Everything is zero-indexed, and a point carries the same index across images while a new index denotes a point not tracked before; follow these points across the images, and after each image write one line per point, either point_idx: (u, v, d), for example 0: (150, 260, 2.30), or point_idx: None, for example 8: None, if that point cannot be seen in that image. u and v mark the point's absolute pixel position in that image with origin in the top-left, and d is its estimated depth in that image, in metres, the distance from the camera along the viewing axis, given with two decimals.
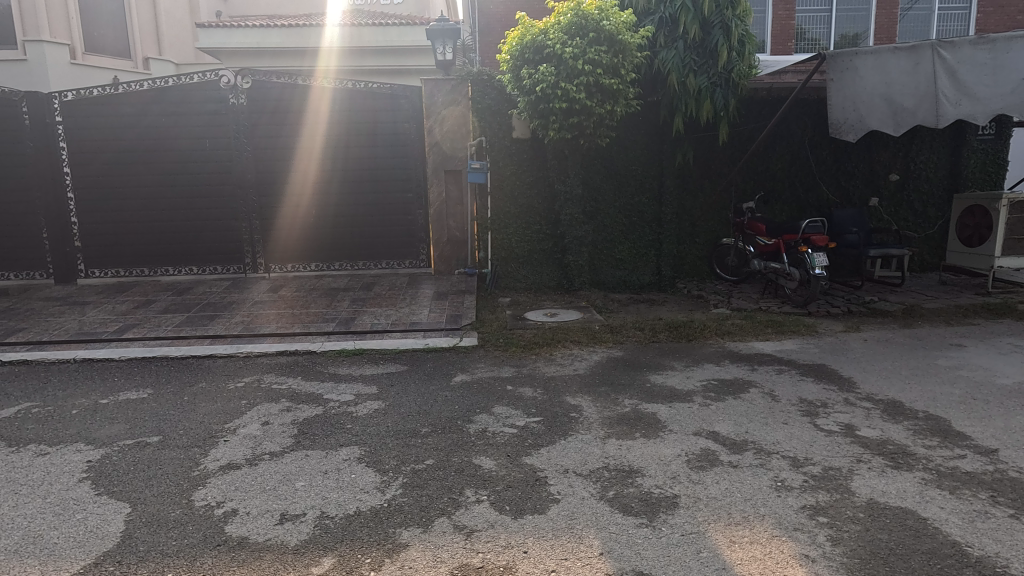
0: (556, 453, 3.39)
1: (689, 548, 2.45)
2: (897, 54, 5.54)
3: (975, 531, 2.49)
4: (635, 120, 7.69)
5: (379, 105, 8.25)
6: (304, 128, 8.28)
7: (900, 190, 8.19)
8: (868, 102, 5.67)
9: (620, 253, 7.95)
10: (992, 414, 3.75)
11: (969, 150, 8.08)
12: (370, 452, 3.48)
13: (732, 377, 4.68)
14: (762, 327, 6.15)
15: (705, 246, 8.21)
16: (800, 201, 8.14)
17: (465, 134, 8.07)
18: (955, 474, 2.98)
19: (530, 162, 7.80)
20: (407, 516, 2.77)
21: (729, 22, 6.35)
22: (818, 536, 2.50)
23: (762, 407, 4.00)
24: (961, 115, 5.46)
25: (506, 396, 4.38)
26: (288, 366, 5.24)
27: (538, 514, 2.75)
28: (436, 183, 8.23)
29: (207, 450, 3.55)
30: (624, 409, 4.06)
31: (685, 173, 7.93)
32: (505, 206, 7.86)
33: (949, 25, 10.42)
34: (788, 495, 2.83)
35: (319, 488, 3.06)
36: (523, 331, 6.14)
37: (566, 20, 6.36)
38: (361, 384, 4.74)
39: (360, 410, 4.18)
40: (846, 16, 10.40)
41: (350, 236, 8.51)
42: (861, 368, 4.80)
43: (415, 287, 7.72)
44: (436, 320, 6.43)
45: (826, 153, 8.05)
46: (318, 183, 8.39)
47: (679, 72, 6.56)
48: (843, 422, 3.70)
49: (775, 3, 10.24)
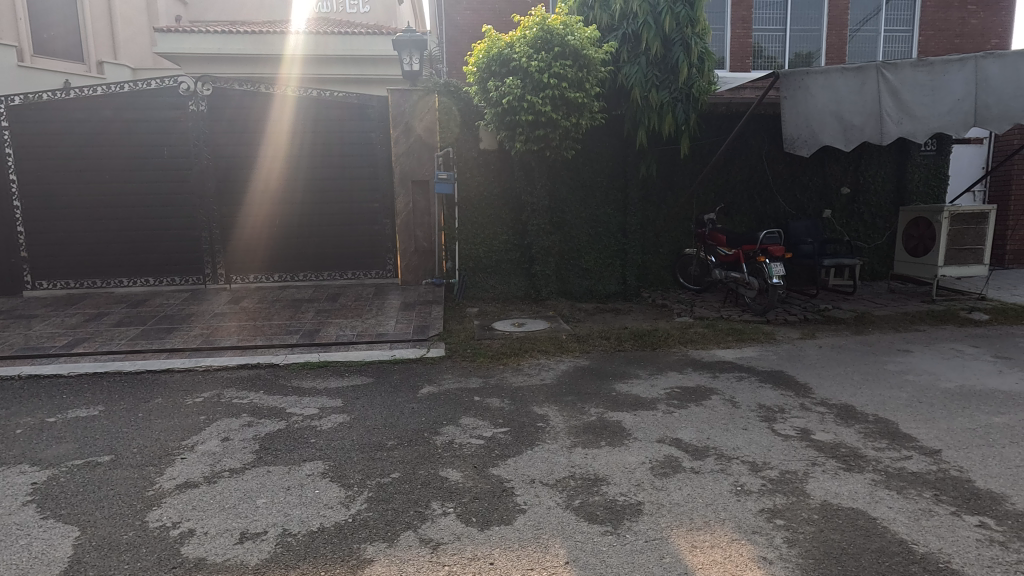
0: (523, 464, 3.40)
1: (652, 554, 2.50)
2: (845, 74, 5.81)
3: (920, 528, 2.62)
4: (599, 132, 7.86)
5: (345, 114, 8.19)
6: (268, 135, 8.14)
7: (851, 202, 8.57)
8: (819, 119, 5.88)
9: (586, 263, 8.07)
10: (935, 416, 3.95)
11: (913, 164, 8.52)
12: (336, 466, 3.43)
13: (694, 384, 4.79)
14: (723, 335, 6.32)
15: (669, 256, 8.40)
16: (758, 212, 8.42)
17: (431, 144, 8.07)
18: (903, 474, 3.13)
19: (497, 172, 7.85)
20: (373, 531, 2.73)
21: (689, 40, 6.56)
22: (775, 539, 2.58)
23: (723, 413, 4.11)
24: (903, 132, 5.78)
25: (473, 407, 4.38)
26: (250, 379, 5.11)
27: (504, 524, 2.76)
28: (403, 193, 8.17)
29: (163, 468, 3.42)
30: (590, 417, 4.11)
31: (649, 185, 8.11)
32: (472, 217, 7.88)
33: (894, 47, 11.01)
34: (747, 499, 2.92)
35: (282, 505, 2.99)
36: (490, 341, 6.15)
37: (532, 34, 6.45)
38: (326, 397, 4.66)
39: (324, 423, 4.11)
40: (800, 36, 10.88)
41: (317, 246, 8.38)
42: (816, 374, 4.98)
43: (382, 298, 7.64)
44: (403, 331, 6.38)
45: (782, 167, 8.37)
46: (284, 192, 8.27)
47: (642, 86, 6.75)
48: (799, 427, 3.83)
49: (734, 21, 10.62)
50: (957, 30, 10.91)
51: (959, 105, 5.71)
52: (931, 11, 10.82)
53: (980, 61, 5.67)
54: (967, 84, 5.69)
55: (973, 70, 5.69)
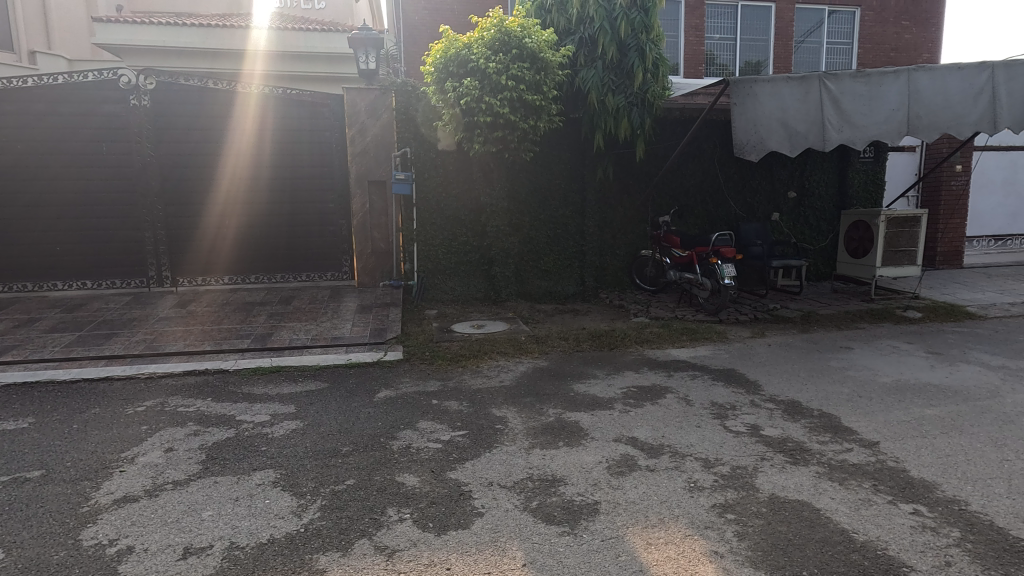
0: (481, 467, 3.38)
1: (608, 553, 2.52)
2: (791, 83, 6.04)
3: (860, 518, 2.74)
4: (557, 135, 7.93)
5: (307, 112, 8.02)
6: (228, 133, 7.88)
7: (797, 206, 8.93)
8: (767, 125, 6.08)
9: (545, 264, 8.14)
10: (874, 409, 4.15)
11: (853, 170, 8.96)
12: (287, 474, 3.32)
13: (650, 383, 4.88)
14: (677, 334, 6.47)
15: (625, 258, 8.54)
16: (710, 215, 8.67)
17: (388, 144, 7.95)
18: (844, 466, 3.27)
19: (455, 173, 7.80)
20: (325, 541, 2.66)
21: (644, 46, 6.70)
22: (726, 533, 2.65)
23: (677, 411, 4.20)
24: (844, 140, 6.07)
25: (431, 410, 4.32)
26: (197, 387, 4.90)
27: (461, 529, 2.74)
28: (359, 194, 8.03)
29: (100, 483, 3.24)
30: (548, 418, 4.12)
31: (606, 187, 8.24)
32: (431, 218, 7.80)
33: (835, 58, 11.56)
34: (700, 495, 2.99)
35: (229, 517, 2.87)
36: (449, 343, 6.10)
37: (490, 35, 6.44)
38: (278, 403, 4.51)
39: (275, 431, 3.98)
40: (749, 46, 11.28)
41: (285, 247, 8.20)
42: (765, 372, 5.16)
43: (338, 301, 7.48)
44: (360, 334, 6.25)
45: (733, 172, 8.65)
46: (248, 191, 8.05)
47: (599, 90, 6.86)
48: (749, 423, 3.96)
49: (687, 29, 10.91)
50: (892, 44, 11.54)
51: (893, 115, 6.04)
52: (868, 25, 11.41)
53: (912, 74, 6.01)
54: (901, 95, 6.02)
55: (906, 82, 6.02)
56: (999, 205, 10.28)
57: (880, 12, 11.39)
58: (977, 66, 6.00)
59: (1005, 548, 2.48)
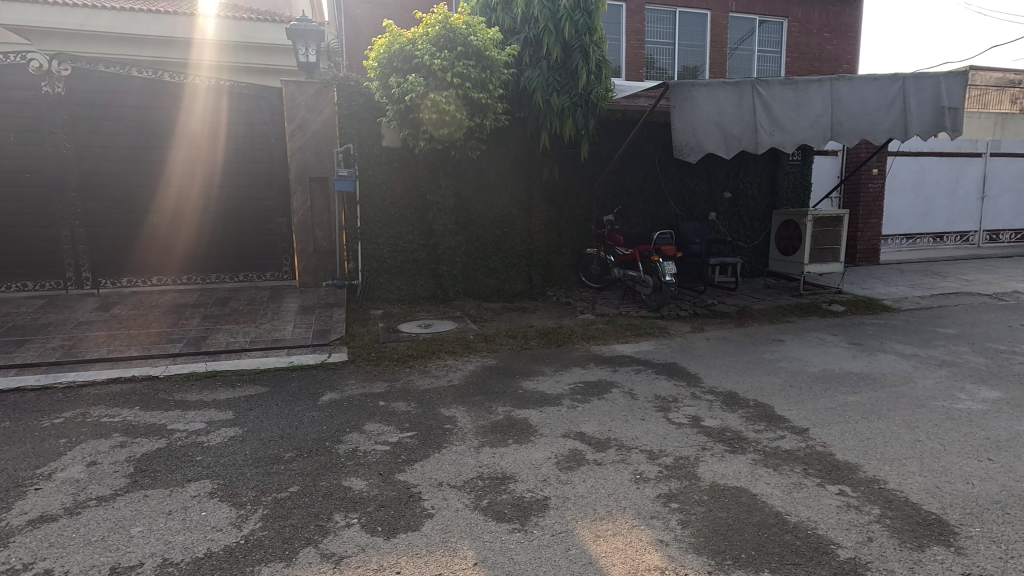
0: (430, 467, 3.34)
1: (559, 547, 2.56)
2: (726, 88, 6.30)
3: (793, 500, 2.91)
4: (504, 133, 7.95)
5: (255, 105, 7.77)
6: (172, 126, 7.53)
7: (732, 206, 9.35)
8: (704, 128, 6.32)
9: (492, 263, 8.15)
10: (803, 398, 4.41)
11: (783, 173, 9.47)
12: (226, 484, 3.17)
13: (597, 379, 4.98)
14: (622, 330, 6.63)
15: (571, 256, 8.68)
16: (652, 214, 8.94)
17: (331, 139, 7.70)
18: (778, 452, 3.46)
19: (401, 171, 7.67)
20: (268, 551, 2.56)
21: (587, 48, 6.81)
22: (671, 521, 2.74)
23: (623, 405, 4.31)
24: (774, 143, 6.40)
25: (379, 412, 4.24)
26: (123, 395, 4.59)
27: (411, 531, 2.70)
28: (299, 190, 7.76)
29: (11, 503, 2.98)
30: (498, 416, 4.13)
31: (552, 186, 8.35)
32: (376, 216, 7.63)
33: (765, 66, 12.17)
34: (646, 486, 3.08)
35: (161, 532, 2.71)
36: (396, 344, 5.99)
37: (434, 32, 6.37)
38: (214, 410, 4.29)
39: (212, 439, 3.79)
40: (686, 51, 11.69)
41: (240, 245, 7.93)
42: (705, 365, 5.38)
43: (278, 302, 7.20)
44: (302, 336, 6.04)
45: (673, 172, 8.95)
46: (197, 188, 7.71)
47: (544, 90, 6.93)
48: (690, 415, 4.11)
49: (628, 33, 11.19)
50: (816, 54, 12.27)
51: (818, 121, 6.42)
52: (795, 36, 12.08)
53: (834, 83, 6.40)
54: (825, 102, 6.41)
55: (829, 90, 6.41)
56: (910, 206, 11.14)
57: (805, 23, 12.10)
58: (891, 77, 6.46)
59: (918, 522, 2.69)
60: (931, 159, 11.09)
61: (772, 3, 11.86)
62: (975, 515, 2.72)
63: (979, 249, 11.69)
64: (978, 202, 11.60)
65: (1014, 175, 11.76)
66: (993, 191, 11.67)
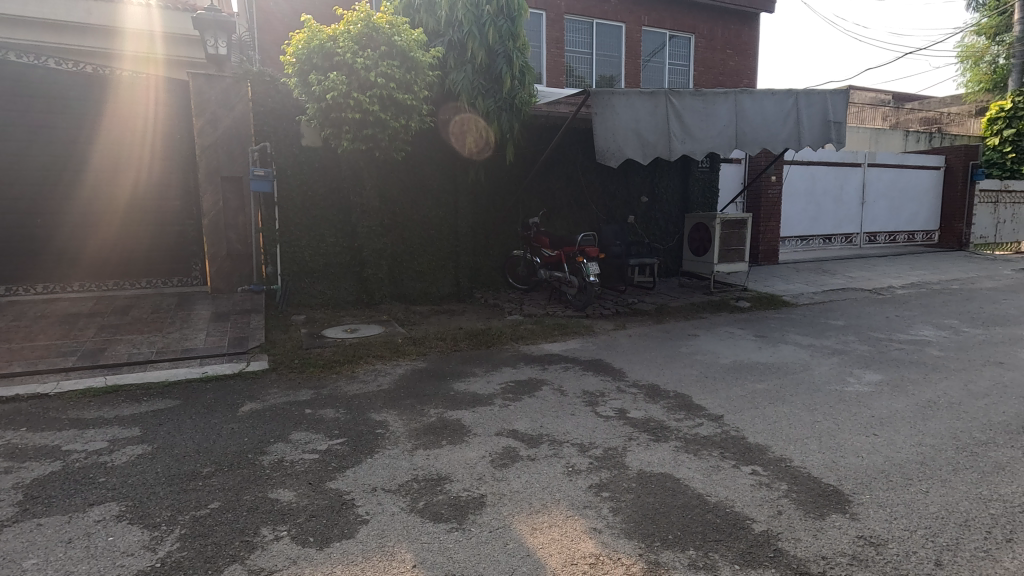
0: (363, 473, 3.27)
1: (497, 542, 2.59)
2: (642, 98, 6.62)
3: (712, 482, 3.13)
4: (428, 135, 7.91)
5: (166, 99, 7.48)
6: (69, 119, 7.14)
7: (649, 210, 9.84)
8: (623, 135, 6.58)
9: (419, 265, 8.07)
10: (717, 387, 4.74)
11: (694, 179, 10.09)
12: (136, 505, 2.93)
13: (527, 378, 5.07)
14: (549, 330, 6.79)
15: (498, 258, 8.76)
16: (575, 217, 9.22)
17: (246, 137, 7.29)
18: (697, 439, 3.70)
19: (322, 171, 7.41)
20: (189, 572, 2.40)
21: (511, 53, 6.91)
22: (602, 510, 2.86)
23: (553, 402, 4.43)
24: (686, 151, 6.82)
25: (305, 420, 4.07)
26: (6, 416, 4.11)
27: (345, 539, 2.63)
28: (209, 190, 7.31)
29: None
30: (430, 418, 4.11)
31: (478, 189, 8.41)
32: (296, 217, 7.33)
33: (676, 78, 12.92)
34: (578, 478, 3.19)
35: (61, 562, 2.47)
36: (320, 350, 5.79)
37: (356, 30, 6.23)
38: (117, 427, 3.94)
39: (116, 458, 3.49)
40: (604, 61, 12.18)
41: (156, 247, 7.59)
42: (628, 361, 5.63)
43: (188, 309, 6.72)
44: (216, 344, 5.68)
45: (594, 177, 9.29)
46: (108, 187, 7.38)
47: (469, 94, 6.96)
48: (616, 408, 4.29)
49: (549, 41, 11.48)
50: (720, 69, 13.19)
51: (724, 130, 6.92)
52: (702, 51, 12.92)
53: (738, 96, 6.93)
54: (730, 114, 6.92)
55: (734, 102, 6.93)
56: (803, 210, 12.23)
57: (710, 40, 12.98)
58: (786, 93, 7.09)
59: (819, 493, 2.98)
60: (820, 168, 12.24)
61: (680, 19, 12.61)
62: (865, 485, 3.06)
63: (860, 249, 13.04)
64: (859, 208, 12.94)
65: (887, 183, 13.22)
66: (870, 197, 13.06)
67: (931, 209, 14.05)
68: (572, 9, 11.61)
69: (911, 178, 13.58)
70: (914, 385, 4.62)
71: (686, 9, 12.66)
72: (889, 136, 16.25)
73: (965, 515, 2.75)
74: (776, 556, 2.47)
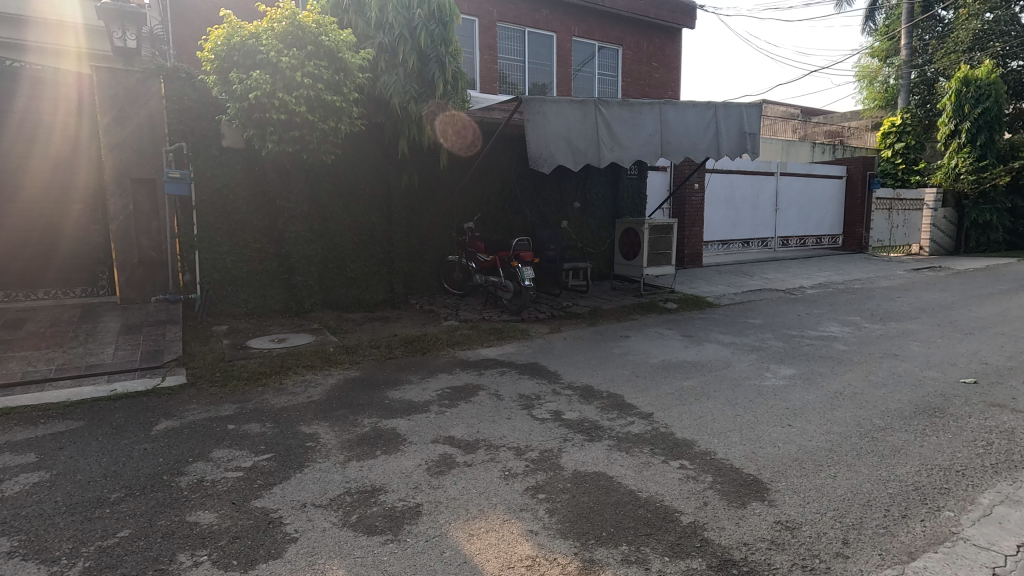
0: (292, 489, 3.12)
1: (433, 551, 2.55)
2: (572, 106, 6.77)
3: (643, 478, 3.23)
4: (359, 138, 7.72)
5: (69, 94, 6.93)
6: None
7: (582, 215, 10.08)
8: (555, 142, 6.70)
9: (352, 271, 7.84)
10: (648, 386, 4.91)
11: (623, 185, 10.44)
12: (32, 539, 2.66)
13: (463, 383, 5.04)
14: (485, 335, 6.80)
15: (433, 263, 8.67)
16: (510, 222, 9.30)
17: (158, 136, 6.81)
18: (629, 437, 3.81)
19: (245, 174, 7.06)
20: None
21: (444, 58, 6.89)
22: (538, 511, 2.88)
23: (489, 407, 4.43)
24: (615, 158, 7.04)
25: (228, 437, 3.85)
26: None
27: (272, 559, 2.50)
28: (117, 194, 6.77)
29: None
30: (364, 428, 4.00)
31: (412, 194, 8.31)
32: (217, 222, 6.94)
33: (605, 88, 13.34)
34: (515, 481, 3.20)
35: None
36: (245, 361, 5.49)
37: (281, 27, 5.99)
38: (9, 454, 3.56)
39: (8, 488, 3.15)
40: (536, 69, 12.39)
41: (64, 254, 7.01)
42: (563, 363, 5.73)
43: (93, 321, 6.19)
44: (126, 359, 5.26)
45: (528, 182, 9.42)
46: (7, 190, 6.77)
47: (401, 97, 6.86)
48: (552, 410, 4.35)
49: (482, 47, 11.55)
50: (646, 81, 13.76)
51: (650, 139, 7.21)
52: (629, 63, 13.42)
53: (662, 107, 7.24)
54: (655, 124, 7.23)
55: (658, 113, 7.24)
56: (723, 216, 12.95)
57: (637, 53, 13.50)
58: (706, 105, 7.49)
59: (741, 483, 3.16)
60: (737, 176, 13.02)
61: (608, 31, 13.05)
62: (781, 472, 3.26)
63: (775, 252, 13.97)
64: (773, 213, 13.86)
65: (797, 191, 14.25)
66: (783, 204, 14.02)
67: (835, 215, 15.27)
68: (504, 16, 11.74)
69: (818, 186, 14.69)
70: (823, 378, 5.00)
71: (614, 22, 13.11)
72: (798, 147, 17.53)
73: (867, 496, 2.99)
74: (703, 545, 2.59)
